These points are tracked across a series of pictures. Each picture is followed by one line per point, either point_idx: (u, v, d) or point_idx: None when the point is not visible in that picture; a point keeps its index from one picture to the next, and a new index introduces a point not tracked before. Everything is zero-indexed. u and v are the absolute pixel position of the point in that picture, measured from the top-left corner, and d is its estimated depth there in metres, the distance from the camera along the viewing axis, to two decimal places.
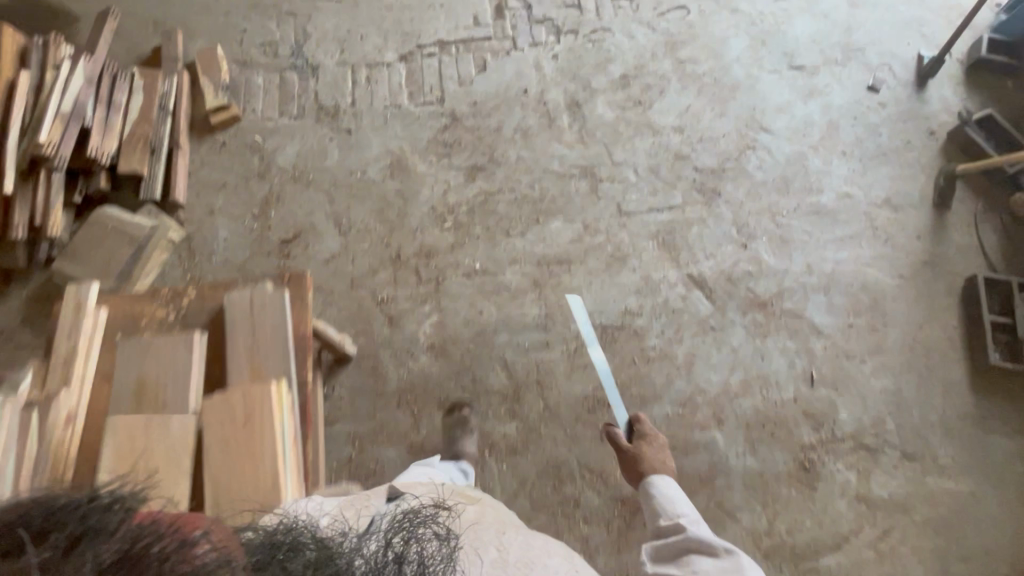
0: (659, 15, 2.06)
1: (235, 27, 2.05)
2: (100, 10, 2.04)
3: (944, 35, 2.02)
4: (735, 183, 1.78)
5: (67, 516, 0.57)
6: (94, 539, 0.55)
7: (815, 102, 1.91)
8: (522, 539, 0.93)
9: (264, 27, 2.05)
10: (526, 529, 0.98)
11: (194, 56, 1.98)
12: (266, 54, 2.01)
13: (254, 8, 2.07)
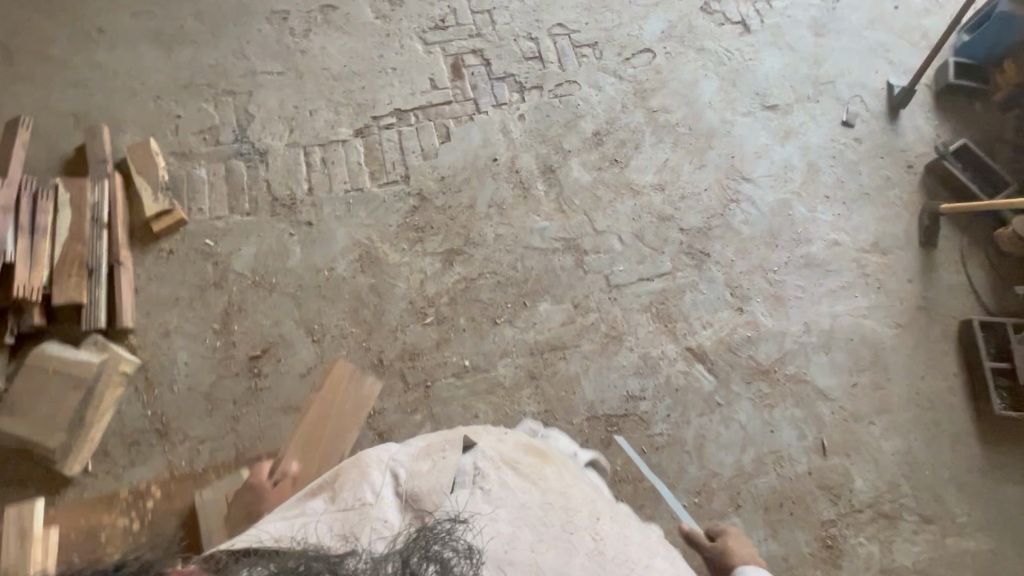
0: (624, 60, 1.97)
1: (168, 115, 1.87)
2: (12, 109, 1.83)
3: (910, 60, 2.00)
4: (723, 241, 1.72)
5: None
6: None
7: (792, 143, 1.86)
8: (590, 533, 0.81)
9: (202, 112, 1.88)
10: (601, 512, 0.85)
11: (125, 152, 1.79)
12: (208, 143, 1.83)
13: (188, 92, 1.90)
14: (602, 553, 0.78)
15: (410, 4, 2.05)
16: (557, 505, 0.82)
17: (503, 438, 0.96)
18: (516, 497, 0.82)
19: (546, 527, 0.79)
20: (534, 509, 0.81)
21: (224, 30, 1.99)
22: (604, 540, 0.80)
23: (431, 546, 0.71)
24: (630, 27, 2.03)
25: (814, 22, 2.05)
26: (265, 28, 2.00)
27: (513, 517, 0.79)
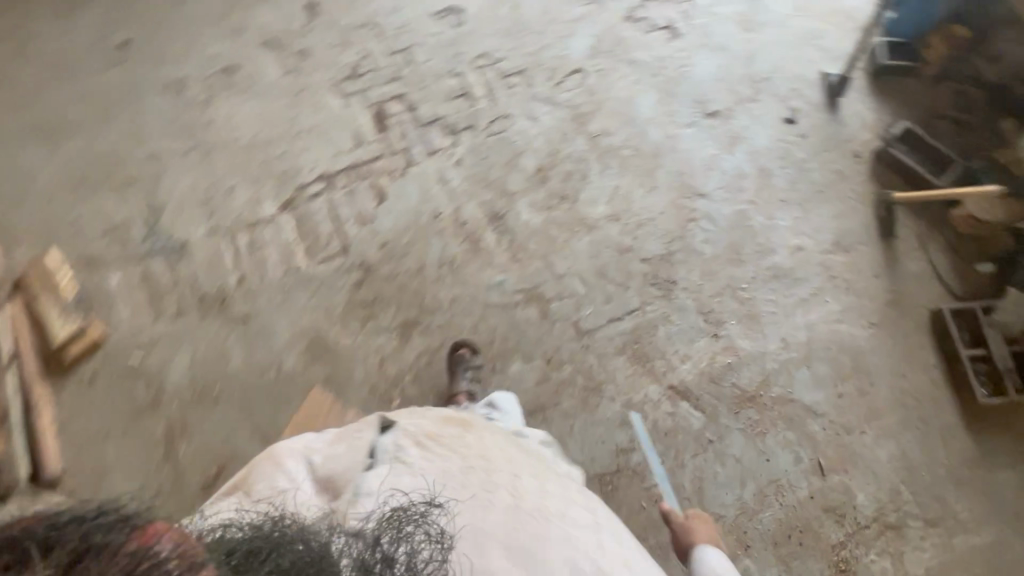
0: (556, 85, 1.87)
1: (64, 218, 1.66)
2: None
3: (841, 44, 1.97)
4: (687, 264, 1.65)
5: (71, 527, 0.48)
6: (96, 557, 0.46)
7: (740, 148, 1.81)
8: (527, 484, 0.87)
9: (102, 209, 1.67)
10: (526, 470, 0.92)
11: (20, 270, 1.58)
12: (115, 244, 1.64)
13: (84, 189, 1.69)
14: (519, 506, 0.82)
15: (319, 54, 1.89)
16: (477, 467, 0.88)
17: (424, 415, 1.01)
18: (439, 465, 0.87)
19: (473, 488, 0.83)
20: (455, 472, 0.86)
21: (115, 111, 1.79)
22: (524, 497, 0.84)
23: (404, 526, 0.70)
24: (557, 47, 1.93)
25: (741, 17, 2.00)
26: (161, 103, 1.80)
27: (434, 482, 0.83)
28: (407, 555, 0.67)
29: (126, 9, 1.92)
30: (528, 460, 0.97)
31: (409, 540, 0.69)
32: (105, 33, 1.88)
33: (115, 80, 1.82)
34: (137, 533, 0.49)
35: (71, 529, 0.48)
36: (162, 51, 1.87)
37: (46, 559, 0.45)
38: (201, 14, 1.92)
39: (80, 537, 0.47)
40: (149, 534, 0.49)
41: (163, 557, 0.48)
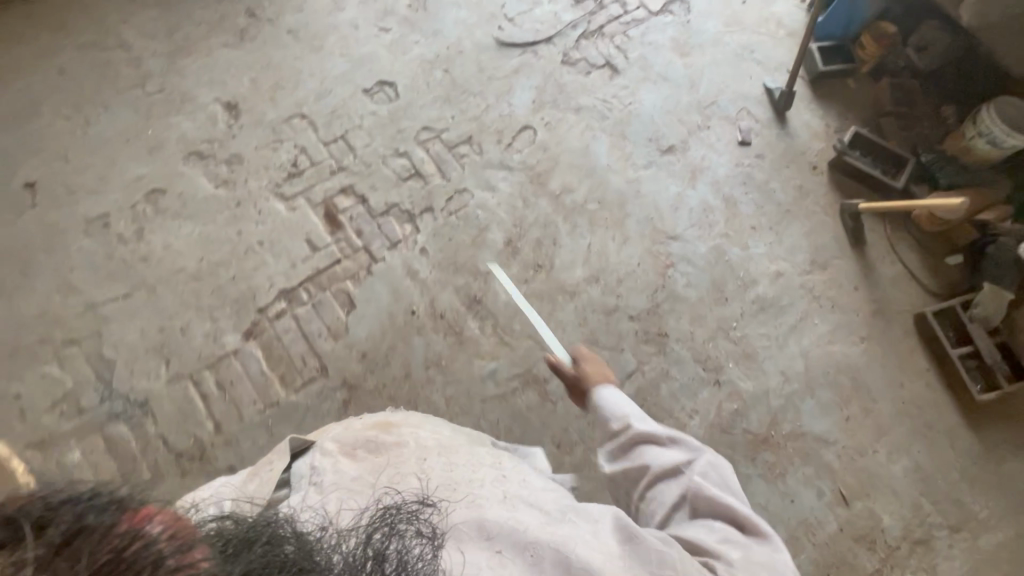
0: (507, 147, 1.80)
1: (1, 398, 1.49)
2: None
3: (777, 53, 1.96)
4: (675, 314, 1.63)
5: (63, 506, 0.48)
6: (87, 538, 0.47)
7: (702, 180, 1.78)
8: (444, 460, 0.92)
9: (44, 378, 1.52)
10: (445, 447, 0.98)
11: None
12: (67, 415, 1.49)
13: (18, 360, 1.53)
14: (428, 481, 0.87)
15: (251, 158, 1.76)
16: (389, 462, 0.91)
17: (347, 425, 1.03)
18: (360, 469, 0.89)
19: (396, 475, 0.88)
20: (381, 472, 0.89)
21: (36, 264, 1.62)
22: (431, 470, 0.89)
23: (395, 524, 0.73)
24: (499, 106, 1.85)
25: (676, 42, 1.97)
26: (86, 244, 1.64)
27: (347, 489, 0.85)
28: (398, 551, 0.69)
29: (26, 144, 1.75)
30: (445, 441, 1.00)
31: (400, 536, 0.71)
32: (8, 176, 1.71)
33: (30, 227, 1.66)
34: (129, 517, 0.50)
35: (62, 508, 0.48)
36: (76, 186, 1.71)
37: (36, 538, 0.46)
38: (113, 136, 1.77)
39: (75, 517, 0.48)
40: (139, 516, 0.50)
41: (154, 537, 0.50)
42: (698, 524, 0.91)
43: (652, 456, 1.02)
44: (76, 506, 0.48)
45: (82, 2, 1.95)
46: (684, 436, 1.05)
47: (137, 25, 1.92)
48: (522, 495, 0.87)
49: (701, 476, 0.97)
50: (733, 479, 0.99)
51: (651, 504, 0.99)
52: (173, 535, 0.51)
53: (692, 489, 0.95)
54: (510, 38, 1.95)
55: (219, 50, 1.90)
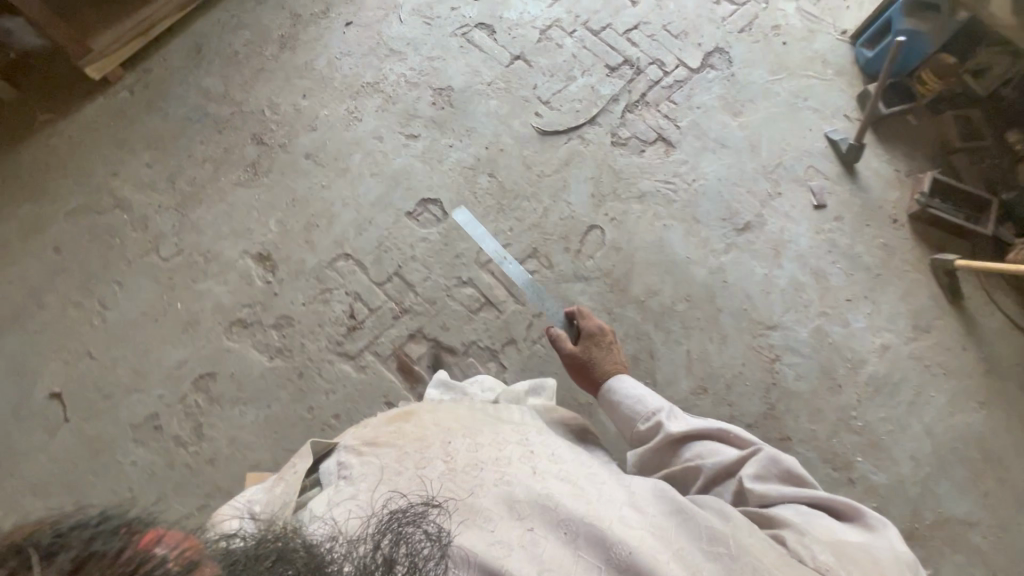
0: (577, 253, 1.65)
1: None
2: None
3: (830, 96, 1.84)
4: (793, 413, 1.54)
5: (73, 533, 0.50)
6: (97, 564, 0.48)
7: (786, 256, 1.68)
8: (468, 441, 0.93)
9: None
10: (469, 426, 0.98)
11: None
12: None
13: None
14: (453, 470, 0.87)
15: (301, 316, 1.57)
16: (412, 453, 0.90)
17: (371, 423, 1.03)
18: (379, 466, 0.89)
19: (415, 468, 0.88)
20: (398, 466, 0.88)
21: (87, 489, 1.42)
22: (456, 456, 0.90)
23: (402, 528, 0.72)
24: (558, 207, 1.69)
25: (725, 101, 1.83)
26: (139, 453, 1.45)
27: (377, 481, 0.87)
28: (409, 555, 0.69)
29: (40, 345, 1.53)
30: (465, 419, 1.01)
31: (408, 541, 0.71)
32: (29, 390, 1.49)
33: (69, 446, 1.45)
34: (137, 538, 0.51)
35: (71, 532, 0.50)
36: (110, 385, 1.50)
37: (45, 567, 0.47)
38: (137, 316, 1.56)
39: (84, 545, 0.49)
40: (146, 539, 0.52)
41: (163, 558, 0.51)
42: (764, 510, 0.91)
43: (696, 456, 1.02)
44: (85, 531, 0.50)
45: (61, 157, 1.69)
46: (731, 433, 1.03)
47: (132, 175, 1.68)
48: (550, 468, 0.90)
49: (764, 471, 0.95)
50: (799, 468, 0.96)
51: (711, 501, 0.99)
52: (181, 555, 0.53)
53: (745, 481, 0.94)
54: (551, 126, 1.78)
55: (233, 191, 1.68)
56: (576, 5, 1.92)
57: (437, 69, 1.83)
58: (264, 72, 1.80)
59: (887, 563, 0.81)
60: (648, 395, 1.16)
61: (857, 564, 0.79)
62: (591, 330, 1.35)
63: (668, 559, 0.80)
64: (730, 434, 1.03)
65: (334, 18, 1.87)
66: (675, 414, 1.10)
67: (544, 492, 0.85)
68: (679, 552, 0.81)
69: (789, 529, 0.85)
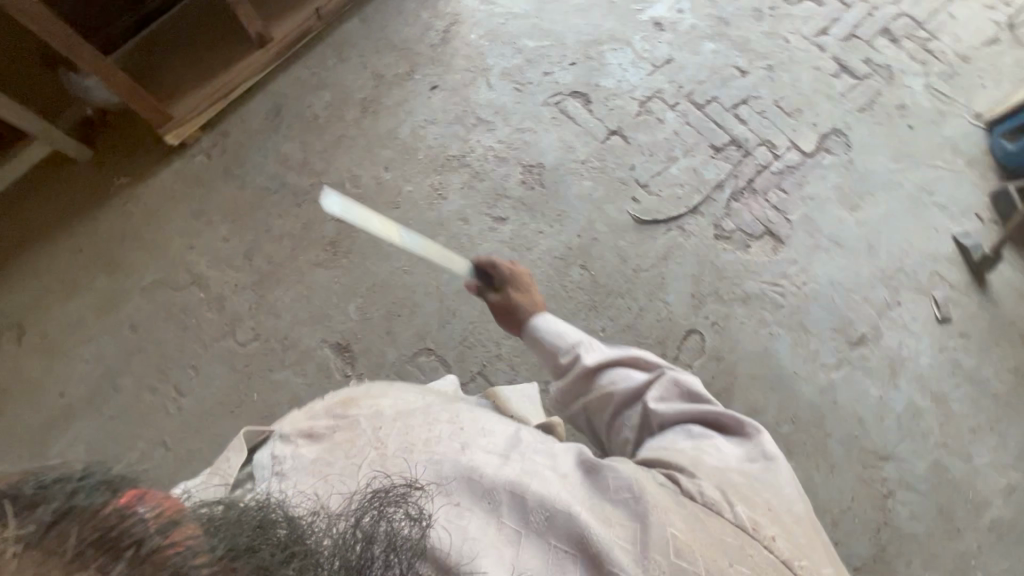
0: (674, 359, 1.53)
1: None
2: None
3: (960, 191, 1.66)
4: (905, 557, 1.41)
5: (55, 484, 0.44)
6: (77, 516, 0.42)
7: (903, 375, 1.53)
8: (401, 422, 0.79)
9: None
10: (402, 402, 0.84)
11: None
12: None
13: None
14: (384, 453, 0.75)
15: None
16: (340, 439, 0.77)
17: (309, 404, 0.90)
18: (304, 454, 0.76)
19: (343, 455, 0.75)
20: (324, 452, 0.76)
21: None
22: (387, 439, 0.77)
23: (383, 506, 0.62)
24: (655, 307, 1.57)
25: (841, 192, 1.66)
26: None
27: (299, 468, 0.74)
28: (388, 534, 0.58)
29: (114, 430, 1.47)
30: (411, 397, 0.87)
31: (389, 519, 0.60)
32: None
33: None
34: (119, 494, 0.46)
35: (55, 485, 0.44)
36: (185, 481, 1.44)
37: (21, 521, 0.41)
38: (212, 405, 1.49)
39: (65, 496, 0.43)
40: (129, 495, 0.46)
41: (143, 518, 0.45)
42: (662, 439, 0.89)
43: (612, 382, 0.99)
44: (68, 482, 0.44)
45: (137, 227, 1.62)
46: (641, 358, 1.00)
47: (208, 249, 1.61)
48: (478, 440, 0.77)
49: (669, 389, 0.95)
50: (699, 386, 0.95)
51: (623, 432, 0.97)
52: (162, 516, 0.47)
53: (651, 404, 0.94)
54: (649, 215, 1.64)
55: (312, 271, 1.59)
56: (679, 74, 1.77)
57: (528, 143, 1.70)
58: (344, 139, 1.69)
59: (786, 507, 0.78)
60: (564, 329, 1.08)
61: (753, 504, 0.75)
62: (505, 272, 1.20)
63: (593, 522, 0.68)
64: (638, 358, 1.01)
65: (420, 81, 1.74)
66: (592, 343, 1.05)
67: (475, 466, 0.73)
68: (599, 511, 0.70)
69: (685, 472, 0.78)
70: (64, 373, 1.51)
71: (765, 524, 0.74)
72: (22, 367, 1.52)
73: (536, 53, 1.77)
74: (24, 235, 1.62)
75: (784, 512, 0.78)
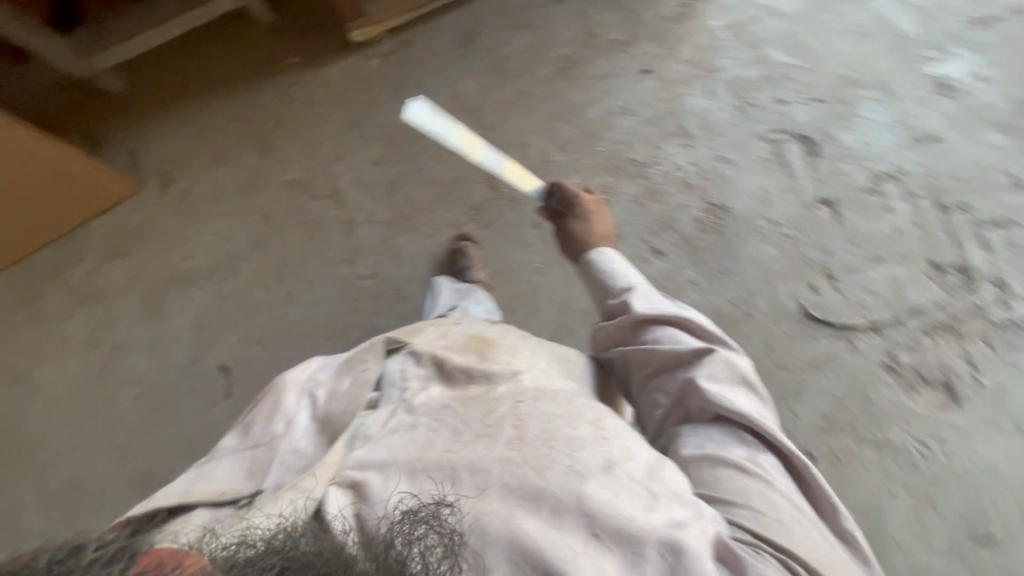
0: None
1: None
2: None
3: None
4: None
5: (74, 560, 0.49)
6: None
7: None
8: (543, 407, 0.76)
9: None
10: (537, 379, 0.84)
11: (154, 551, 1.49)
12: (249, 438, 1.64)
13: None
14: (522, 440, 0.71)
15: None
16: (478, 400, 0.78)
17: (444, 334, 0.96)
18: (436, 404, 0.79)
19: (476, 428, 0.74)
20: (459, 415, 0.77)
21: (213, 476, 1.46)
22: (528, 425, 0.73)
23: (413, 530, 0.59)
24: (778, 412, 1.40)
25: None
26: None
27: (435, 419, 0.77)
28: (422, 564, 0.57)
29: (225, 310, 1.52)
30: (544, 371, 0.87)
31: (422, 543, 0.59)
32: (205, 350, 1.51)
33: (223, 420, 1.48)
34: (136, 558, 0.49)
35: (76, 558, 0.49)
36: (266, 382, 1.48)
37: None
38: (313, 322, 1.49)
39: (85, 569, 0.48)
40: (147, 556, 0.50)
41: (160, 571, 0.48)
42: (708, 447, 0.78)
43: (659, 340, 0.90)
44: (86, 554, 0.49)
45: (295, 117, 1.55)
46: (692, 322, 0.91)
47: (356, 167, 1.53)
48: (626, 463, 0.71)
49: (724, 378, 0.83)
50: (751, 376, 0.85)
51: (656, 395, 0.88)
52: (175, 568, 0.49)
53: (698, 381, 0.82)
54: (821, 312, 1.42)
55: (446, 230, 1.50)
56: (934, 161, 1.44)
57: (722, 178, 1.46)
58: (527, 96, 1.51)
59: None
60: (622, 270, 1.04)
61: None
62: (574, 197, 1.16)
63: None
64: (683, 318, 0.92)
65: (632, 59, 1.50)
66: (644, 294, 0.98)
67: (619, 501, 0.67)
68: None
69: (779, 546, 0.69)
70: (194, 237, 1.54)
71: None
72: (160, 216, 1.55)
73: (774, 74, 1.48)
74: (193, 84, 1.59)
75: None
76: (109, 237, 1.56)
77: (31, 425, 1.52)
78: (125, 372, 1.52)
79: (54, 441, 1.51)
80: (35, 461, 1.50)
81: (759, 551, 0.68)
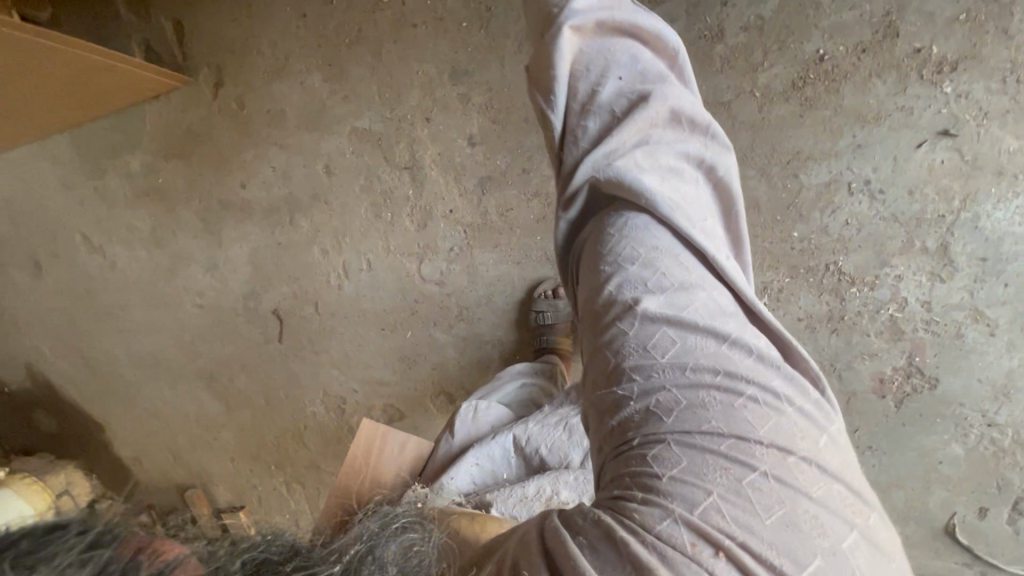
0: None
1: (185, 459, 1.60)
2: (57, 420, 1.68)
3: None
4: None
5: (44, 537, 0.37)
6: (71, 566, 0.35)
7: None
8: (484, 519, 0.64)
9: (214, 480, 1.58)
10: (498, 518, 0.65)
11: (196, 419, 1.57)
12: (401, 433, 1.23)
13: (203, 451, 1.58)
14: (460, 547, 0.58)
15: None
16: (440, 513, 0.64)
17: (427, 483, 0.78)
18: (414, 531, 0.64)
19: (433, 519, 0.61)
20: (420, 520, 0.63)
21: (249, 398, 1.50)
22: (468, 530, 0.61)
23: (391, 532, 0.52)
24: None
25: None
26: (320, 413, 1.43)
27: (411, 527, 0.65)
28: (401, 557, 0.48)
29: (279, 259, 1.34)
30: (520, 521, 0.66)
31: (398, 541, 0.51)
32: (259, 288, 1.39)
33: (270, 359, 1.45)
34: (115, 544, 0.38)
35: (49, 542, 0.37)
36: (306, 338, 1.39)
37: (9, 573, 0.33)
38: (362, 304, 1.30)
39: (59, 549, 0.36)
40: (131, 547, 0.38)
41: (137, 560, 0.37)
42: (618, 231, 0.58)
43: (590, 68, 0.66)
44: (67, 536, 0.37)
45: (381, 34, 1.11)
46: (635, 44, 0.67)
47: (450, 134, 1.12)
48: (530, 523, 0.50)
49: (656, 125, 0.63)
50: (693, 124, 0.64)
51: (573, 160, 0.65)
52: (152, 556, 0.38)
53: (616, 145, 0.62)
54: (969, 538, 1.02)
55: (539, 264, 1.15)
56: None
57: (956, 341, 0.96)
58: (723, 114, 0.96)
59: (830, 487, 0.42)
60: None
61: (782, 500, 0.41)
62: None
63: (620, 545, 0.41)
64: (645, 30, 0.67)
65: (933, 104, 0.89)
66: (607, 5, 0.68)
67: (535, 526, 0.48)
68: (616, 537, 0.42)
69: (672, 449, 0.44)
70: (249, 164, 1.28)
71: (820, 530, 0.40)
72: (213, 125, 1.29)
73: None
74: None
75: (821, 461, 0.44)
76: (163, 131, 1.34)
77: (106, 296, 1.56)
78: (186, 281, 1.46)
79: (126, 317, 1.57)
80: (111, 329, 1.59)
81: (652, 456, 0.44)
